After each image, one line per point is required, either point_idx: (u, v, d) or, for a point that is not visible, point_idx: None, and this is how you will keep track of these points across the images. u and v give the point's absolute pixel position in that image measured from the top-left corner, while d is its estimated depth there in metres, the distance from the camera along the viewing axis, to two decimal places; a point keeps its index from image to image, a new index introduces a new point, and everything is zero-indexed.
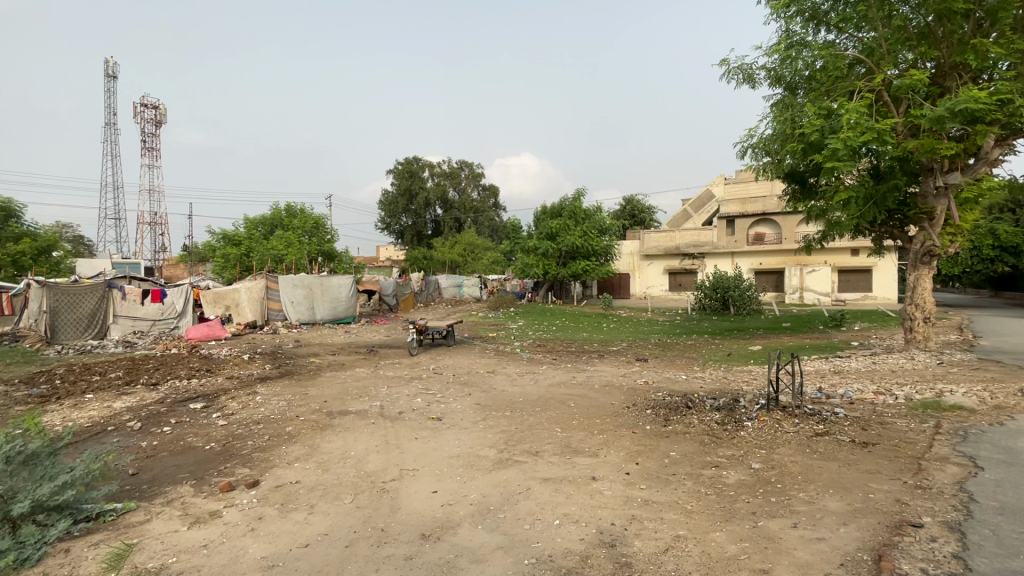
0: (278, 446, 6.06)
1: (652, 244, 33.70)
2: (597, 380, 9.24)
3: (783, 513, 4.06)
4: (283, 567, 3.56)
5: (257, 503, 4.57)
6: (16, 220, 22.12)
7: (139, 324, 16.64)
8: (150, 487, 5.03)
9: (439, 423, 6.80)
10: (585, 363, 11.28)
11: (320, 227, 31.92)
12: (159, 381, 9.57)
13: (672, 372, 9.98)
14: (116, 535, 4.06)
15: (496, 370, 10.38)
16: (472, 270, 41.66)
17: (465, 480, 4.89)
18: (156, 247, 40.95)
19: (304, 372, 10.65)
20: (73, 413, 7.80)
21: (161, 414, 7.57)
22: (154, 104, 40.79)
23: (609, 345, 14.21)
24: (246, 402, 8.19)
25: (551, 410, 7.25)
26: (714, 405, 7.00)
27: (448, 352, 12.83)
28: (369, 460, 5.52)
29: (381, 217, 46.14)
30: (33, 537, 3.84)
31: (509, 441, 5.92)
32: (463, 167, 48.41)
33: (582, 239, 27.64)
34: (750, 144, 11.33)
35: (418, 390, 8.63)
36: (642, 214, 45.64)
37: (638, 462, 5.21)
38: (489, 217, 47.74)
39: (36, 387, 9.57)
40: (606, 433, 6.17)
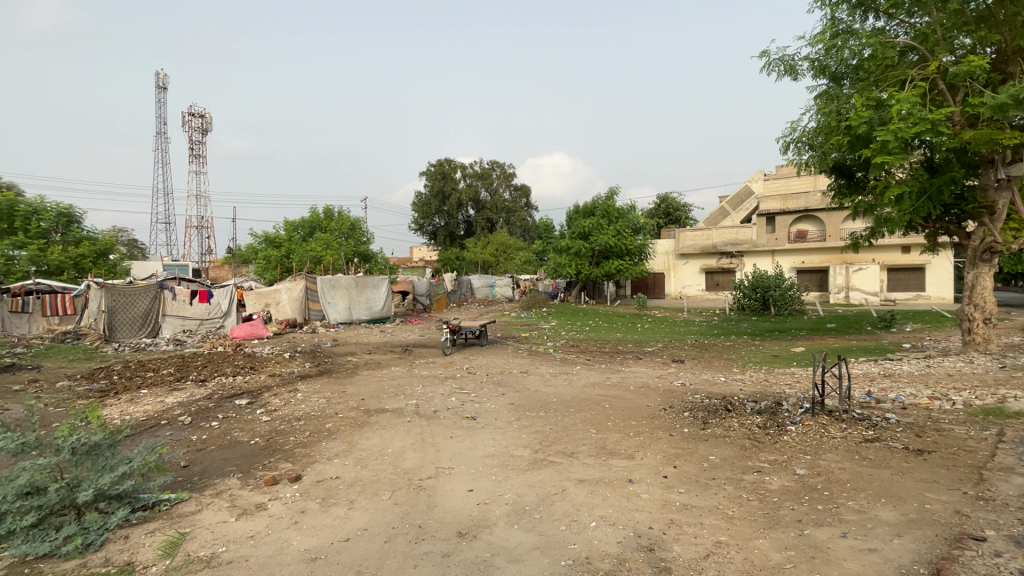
0: (318, 442, 6.24)
1: (688, 243, 32.97)
2: (632, 381, 9.11)
3: (830, 522, 3.89)
4: (325, 560, 3.66)
5: (299, 498, 4.71)
6: (78, 224, 23.48)
7: (188, 323, 17.43)
8: (200, 479, 5.27)
9: (474, 422, 6.84)
10: (619, 363, 11.15)
11: (356, 230, 32.70)
12: (207, 378, 10.02)
13: (710, 373, 9.75)
14: (170, 524, 4.28)
15: (530, 370, 10.39)
16: (504, 270, 41.81)
17: (500, 479, 4.91)
18: (203, 249, 42.86)
19: (342, 371, 10.92)
20: (130, 408, 8.25)
21: (209, 410, 7.91)
22: (201, 113, 42.67)
23: (643, 345, 14.01)
24: (288, 399, 8.47)
25: (586, 411, 7.19)
26: (755, 409, 6.79)
27: (482, 352, 12.90)
28: (405, 458, 5.61)
29: (414, 218, 46.89)
30: (97, 524, 4.10)
31: (544, 442, 5.91)
32: (495, 167, 48.64)
33: (615, 239, 27.29)
34: (792, 138, 10.92)
35: (452, 390, 8.71)
36: (676, 212, 44.73)
37: (676, 466, 5.10)
38: (521, 217, 47.86)
39: (96, 383, 10.18)
40: (642, 435, 6.08)
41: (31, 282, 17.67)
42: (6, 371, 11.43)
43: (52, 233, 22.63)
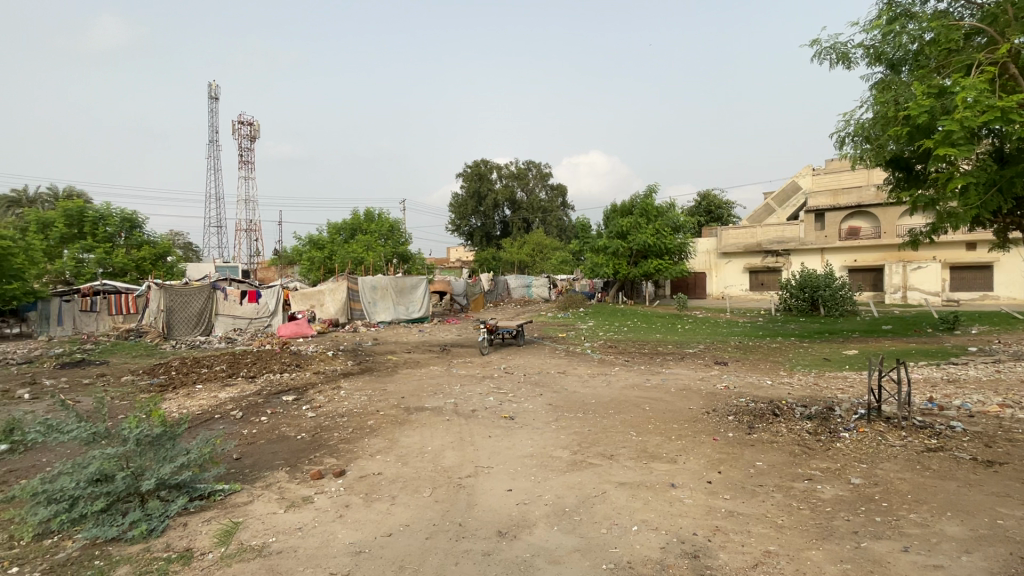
0: (360, 438, 6.40)
1: (730, 242, 32.00)
2: (673, 384, 8.92)
3: (889, 535, 3.69)
4: (368, 554, 3.76)
5: (343, 492, 4.85)
6: (140, 229, 24.95)
7: (239, 321, 18.26)
8: (251, 471, 5.51)
9: (512, 422, 6.86)
10: (659, 365, 10.92)
11: (395, 231, 33.42)
12: (257, 375, 10.47)
13: (755, 376, 9.39)
14: (225, 513, 4.49)
15: (568, 370, 10.34)
16: (541, 270, 41.76)
17: (539, 480, 4.89)
18: (251, 251, 44.81)
19: (383, 369, 11.20)
20: (187, 402, 8.72)
21: (259, 405, 8.27)
22: (249, 121, 44.58)
23: (684, 347, 13.67)
24: (332, 395, 8.74)
25: (626, 413, 7.08)
26: (805, 414, 6.51)
27: (519, 352, 12.94)
28: (444, 456, 5.68)
29: (452, 219, 47.45)
30: (159, 511, 4.34)
31: (583, 443, 5.85)
32: (531, 167, 48.71)
33: (654, 238, 26.79)
34: (846, 131, 10.39)
35: (490, 389, 8.77)
36: (718, 209, 43.48)
37: (720, 471, 4.95)
38: (557, 217, 47.70)
39: (156, 378, 10.82)
40: (685, 439, 5.93)
41: (99, 283, 19.07)
42: (77, 365, 12.30)
43: (116, 237, 24.16)
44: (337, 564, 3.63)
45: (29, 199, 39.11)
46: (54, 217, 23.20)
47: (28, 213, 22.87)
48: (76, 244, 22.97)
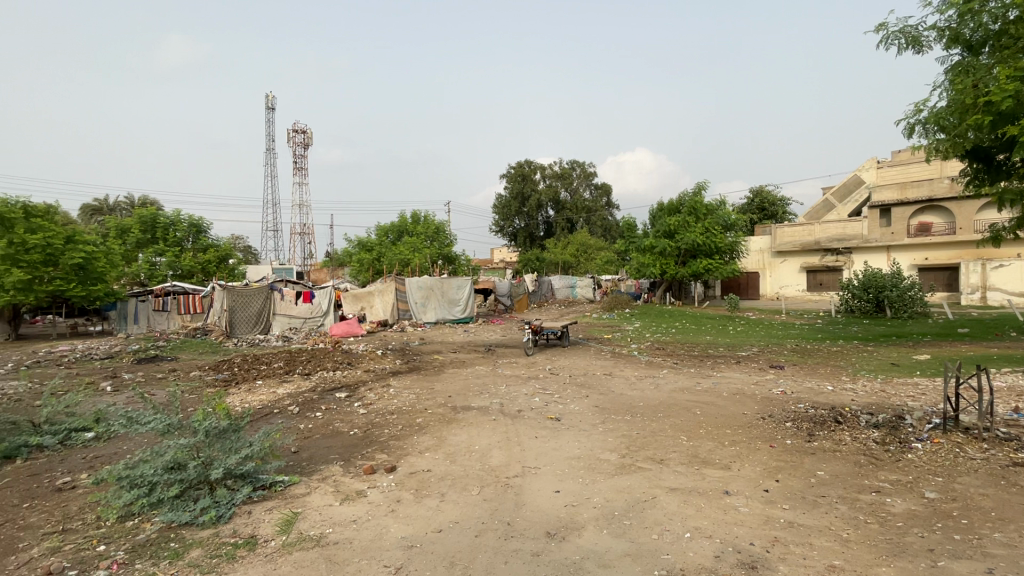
0: (410, 435, 6.57)
1: (785, 240, 30.59)
2: (725, 388, 8.60)
3: (970, 555, 3.41)
4: (420, 548, 3.85)
5: (395, 487, 4.99)
6: (206, 233, 26.65)
7: (294, 321, 19.14)
8: (308, 464, 5.76)
9: (559, 423, 6.84)
10: (709, 368, 10.58)
11: (441, 233, 34.06)
12: (311, 372, 10.95)
13: (815, 382, 8.92)
14: (285, 504, 4.72)
15: (614, 372, 10.19)
16: (585, 270, 41.39)
17: (587, 482, 4.86)
18: (305, 254, 46.87)
19: (430, 368, 11.45)
20: (249, 397, 9.25)
21: (314, 401, 8.63)
22: (303, 129, 46.59)
23: (735, 349, 13.20)
24: (382, 393, 9.01)
25: (675, 417, 6.91)
26: (871, 422, 6.13)
27: (564, 353, 12.89)
28: (492, 456, 5.73)
29: (496, 221, 47.88)
30: (226, 499, 4.62)
31: (631, 447, 5.75)
32: (575, 167, 48.44)
33: (703, 237, 25.98)
34: (917, 119, 9.72)
35: (536, 389, 8.79)
36: (772, 206, 41.65)
37: (778, 479, 4.75)
38: (602, 217, 47.15)
39: (221, 373, 11.53)
40: (739, 445, 5.72)
41: (170, 284, 20.50)
42: (151, 361, 13.25)
43: (184, 241, 25.89)
44: (390, 558, 3.74)
45: (110, 207, 42.60)
46: (131, 224, 25.16)
47: (109, 221, 24.92)
48: (150, 248, 24.80)
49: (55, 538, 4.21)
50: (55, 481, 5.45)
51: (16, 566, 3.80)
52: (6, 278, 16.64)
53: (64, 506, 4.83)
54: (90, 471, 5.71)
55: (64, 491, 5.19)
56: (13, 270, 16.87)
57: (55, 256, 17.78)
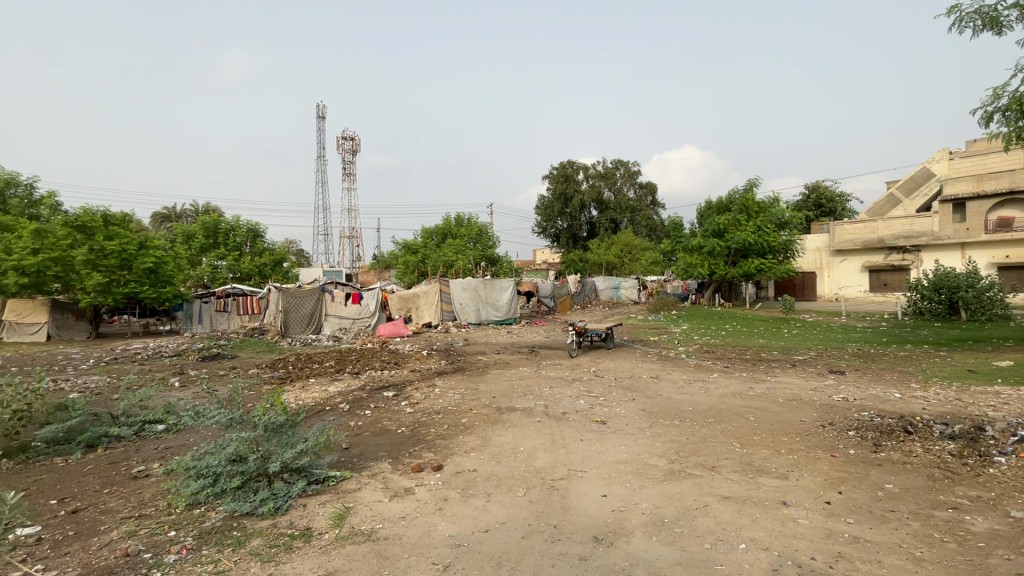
0: (456, 435, 6.65)
1: (845, 238, 28.95)
2: (780, 393, 8.21)
3: None
4: (467, 548, 3.89)
5: (442, 486, 5.07)
6: (262, 238, 28.07)
7: (344, 321, 19.80)
8: (358, 460, 5.95)
9: (604, 426, 6.73)
10: (763, 372, 10.14)
11: (484, 235, 34.35)
12: (360, 371, 11.31)
13: (880, 388, 8.36)
14: (337, 498, 4.88)
15: (661, 375, 9.95)
16: (630, 271, 40.62)
17: (635, 488, 4.75)
18: (354, 256, 48.49)
19: (474, 369, 11.56)
20: (303, 394, 9.66)
21: (363, 399, 8.90)
22: (350, 136, 48.19)
23: (791, 353, 12.58)
24: (428, 393, 9.17)
25: (725, 422, 6.66)
26: (947, 433, 5.70)
27: (609, 355, 12.71)
28: (537, 457, 5.72)
29: (539, 222, 47.83)
30: (283, 491, 4.84)
31: (681, 452, 5.59)
32: (619, 166, 47.77)
33: (755, 235, 24.94)
34: (996, 106, 8.97)
35: (580, 392, 8.70)
36: (830, 202, 39.53)
37: (841, 492, 4.49)
38: (647, 216, 46.24)
39: (277, 371, 12.11)
40: (797, 454, 5.46)
41: (230, 286, 21.71)
42: (215, 359, 14.09)
43: (243, 246, 27.37)
44: (438, 555, 3.80)
45: (177, 214, 45.66)
46: (195, 230, 26.84)
47: (176, 227, 26.68)
48: (212, 253, 26.38)
49: (130, 522, 4.54)
50: (131, 469, 5.87)
51: (99, 546, 4.12)
52: (88, 282, 18.09)
53: (139, 493, 5.21)
54: (161, 461, 6.13)
55: (139, 479, 5.59)
56: (94, 274, 18.32)
57: (129, 261, 19.18)
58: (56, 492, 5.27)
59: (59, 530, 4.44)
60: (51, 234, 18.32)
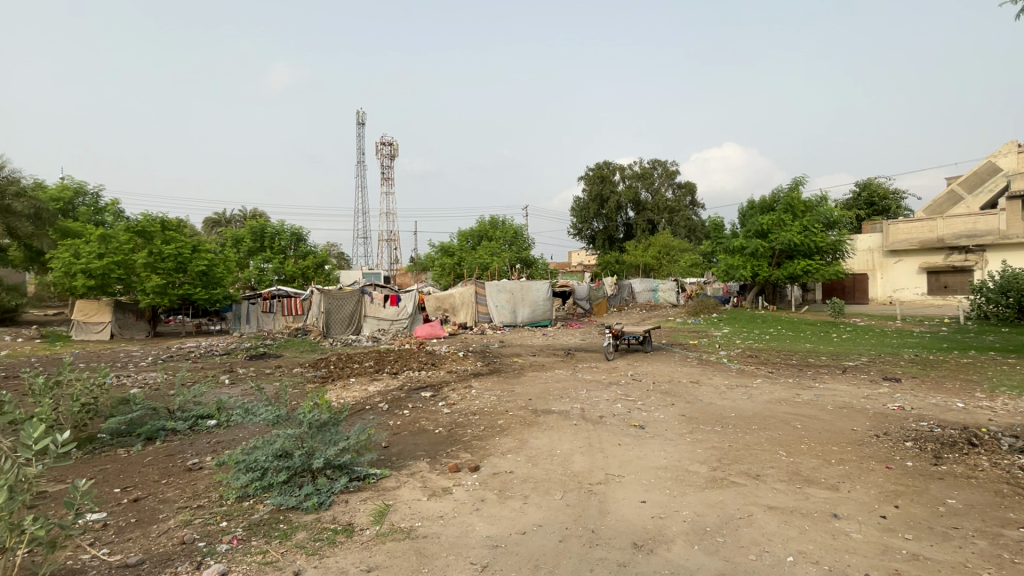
0: (492, 436, 6.69)
1: (900, 238, 27.41)
2: (829, 400, 7.85)
3: None
4: (505, 549, 3.90)
5: (479, 486, 5.11)
6: (304, 241, 29.11)
7: (382, 322, 20.26)
8: (397, 459, 6.07)
9: (642, 431, 6.61)
10: (810, 378, 9.73)
11: (518, 237, 34.43)
12: (399, 371, 11.55)
13: (941, 398, 7.86)
14: (378, 495, 5.00)
15: (701, 380, 9.70)
16: (668, 273, 39.78)
17: (674, 495, 4.65)
18: (392, 259, 49.54)
19: (510, 371, 11.60)
20: (344, 393, 9.95)
21: (401, 399, 9.08)
22: (389, 141, 49.30)
23: (840, 359, 12.03)
24: (464, 394, 9.27)
25: (771, 430, 6.43)
26: (1017, 447, 5.31)
27: (646, 359, 12.49)
28: (574, 461, 5.68)
29: (574, 224, 47.49)
30: (326, 487, 4.99)
31: (723, 460, 5.43)
32: (656, 166, 47.07)
33: (801, 236, 23.96)
34: None
35: (618, 395, 8.58)
36: (883, 200, 37.58)
37: (898, 505, 4.26)
38: (686, 217, 45.30)
39: (320, 370, 12.52)
40: (848, 464, 5.20)
41: (276, 287, 22.59)
42: (261, 358, 14.70)
43: (288, 249, 28.47)
44: (477, 555, 3.83)
45: (226, 220, 47.89)
46: (244, 234, 28.10)
47: (226, 231, 28.01)
48: (259, 256, 27.55)
49: (186, 511, 4.78)
50: (186, 461, 6.20)
51: (158, 534, 4.36)
52: (146, 284, 19.25)
53: (193, 484, 5.49)
54: (214, 455, 6.44)
55: (194, 471, 5.89)
56: (152, 277, 19.46)
57: (183, 264, 20.26)
58: (120, 481, 5.62)
59: (123, 517, 4.73)
60: (115, 239, 19.63)
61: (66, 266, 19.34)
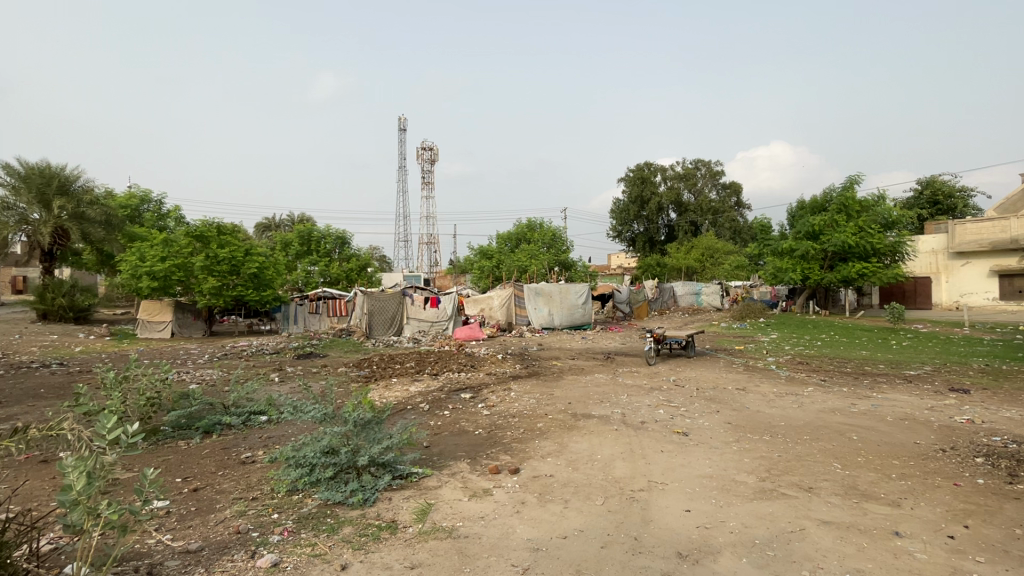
0: (532, 439, 6.69)
1: (968, 238, 25.62)
2: (888, 411, 7.42)
3: None
4: (546, 552, 3.90)
5: (519, 489, 5.12)
6: (349, 244, 30.10)
7: (423, 324, 20.62)
8: (439, 458, 6.17)
9: (686, 438, 6.45)
10: (868, 387, 9.21)
11: (557, 239, 34.27)
12: (439, 372, 11.75)
13: (1015, 411, 7.29)
14: (420, 494, 5.10)
15: (748, 387, 9.37)
16: (712, 275, 38.68)
17: (720, 505, 4.52)
18: (432, 261, 50.39)
19: (549, 374, 11.57)
20: (386, 392, 10.20)
21: (442, 400, 9.22)
22: (430, 146, 50.24)
23: (900, 367, 11.33)
24: (503, 396, 9.33)
25: (824, 441, 6.13)
26: None
27: (689, 364, 12.18)
28: (615, 466, 5.61)
29: (614, 226, 46.84)
30: (371, 484, 5.13)
31: (772, 470, 5.23)
32: (699, 166, 46.06)
33: (856, 237, 22.75)
34: None
35: (660, 401, 8.40)
36: (948, 198, 35.26)
37: (968, 526, 3.98)
38: (730, 218, 43.99)
39: (363, 369, 12.90)
40: (911, 480, 4.90)
41: (321, 289, 23.41)
42: (309, 357, 15.29)
43: (333, 252, 29.48)
44: (517, 558, 3.84)
45: (276, 224, 50.10)
46: (293, 238, 29.33)
47: (276, 236, 29.30)
48: (307, 259, 28.67)
49: (241, 503, 5.02)
50: (240, 455, 6.52)
51: (215, 522, 4.61)
52: (203, 285, 20.40)
53: (247, 476, 5.77)
54: (265, 449, 6.74)
55: (247, 464, 6.19)
56: (208, 279, 20.60)
57: (237, 267, 21.29)
58: (181, 471, 5.98)
59: (183, 505, 5.02)
60: (176, 243, 20.92)
61: (132, 268, 20.69)
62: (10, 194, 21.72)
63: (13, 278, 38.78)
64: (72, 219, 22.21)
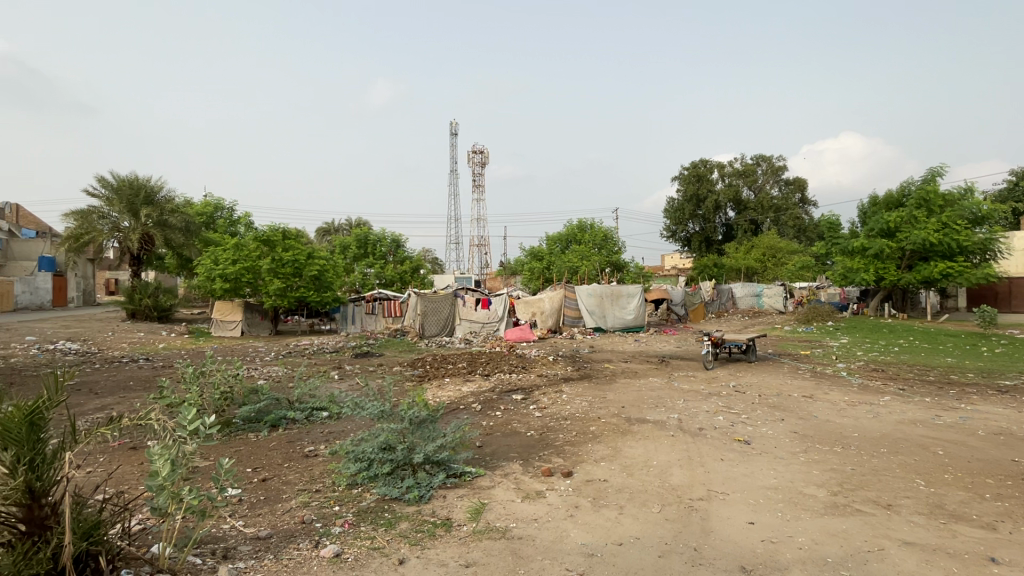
0: (585, 443, 6.60)
1: None
2: (979, 425, 6.75)
3: None
4: (602, 558, 3.83)
5: (573, 493, 5.07)
6: (403, 247, 31.15)
7: (474, 325, 20.91)
8: (491, 459, 6.22)
9: (748, 447, 6.14)
10: (955, 398, 8.43)
11: (608, 240, 33.79)
12: (490, 373, 11.86)
13: None
14: (473, 493, 5.16)
15: (816, 395, 8.83)
16: (773, 276, 36.85)
17: (788, 518, 4.27)
18: (482, 263, 50.96)
19: (601, 377, 11.39)
20: (440, 392, 10.41)
21: (493, 401, 9.30)
22: (480, 150, 50.86)
23: (993, 376, 10.30)
24: (555, 398, 9.28)
25: (905, 455, 5.66)
26: None
27: (749, 369, 11.63)
28: (672, 473, 5.44)
29: (667, 226, 45.52)
30: (425, 481, 5.25)
31: (845, 485, 4.88)
32: (760, 162, 44.04)
33: (939, 234, 20.91)
34: None
35: (719, 407, 8.06)
36: None
37: None
38: (794, 216, 41.77)
39: (417, 369, 13.25)
40: (1009, 502, 4.42)
41: (377, 291, 24.24)
42: (366, 355, 15.90)
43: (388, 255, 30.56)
44: (572, 562, 3.80)
45: (335, 229, 52.44)
46: (350, 242, 30.65)
47: (335, 240, 30.73)
48: (363, 262, 29.85)
49: (305, 494, 5.27)
50: (304, 448, 6.85)
51: (282, 512, 4.86)
52: (270, 287, 21.69)
53: (311, 469, 6.07)
54: (327, 444, 7.04)
55: (310, 457, 6.50)
56: (275, 281, 21.88)
57: (300, 269, 22.45)
58: (252, 462, 6.37)
59: (254, 494, 5.33)
60: (246, 248, 22.36)
61: (208, 271, 22.27)
62: (105, 204, 24.01)
63: (107, 279, 42.83)
64: (156, 226, 24.09)
